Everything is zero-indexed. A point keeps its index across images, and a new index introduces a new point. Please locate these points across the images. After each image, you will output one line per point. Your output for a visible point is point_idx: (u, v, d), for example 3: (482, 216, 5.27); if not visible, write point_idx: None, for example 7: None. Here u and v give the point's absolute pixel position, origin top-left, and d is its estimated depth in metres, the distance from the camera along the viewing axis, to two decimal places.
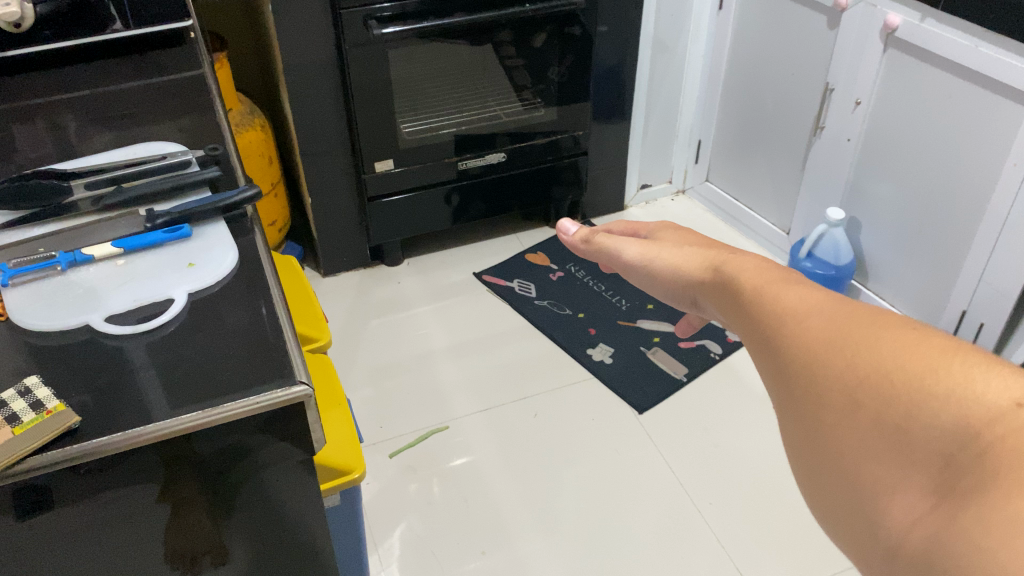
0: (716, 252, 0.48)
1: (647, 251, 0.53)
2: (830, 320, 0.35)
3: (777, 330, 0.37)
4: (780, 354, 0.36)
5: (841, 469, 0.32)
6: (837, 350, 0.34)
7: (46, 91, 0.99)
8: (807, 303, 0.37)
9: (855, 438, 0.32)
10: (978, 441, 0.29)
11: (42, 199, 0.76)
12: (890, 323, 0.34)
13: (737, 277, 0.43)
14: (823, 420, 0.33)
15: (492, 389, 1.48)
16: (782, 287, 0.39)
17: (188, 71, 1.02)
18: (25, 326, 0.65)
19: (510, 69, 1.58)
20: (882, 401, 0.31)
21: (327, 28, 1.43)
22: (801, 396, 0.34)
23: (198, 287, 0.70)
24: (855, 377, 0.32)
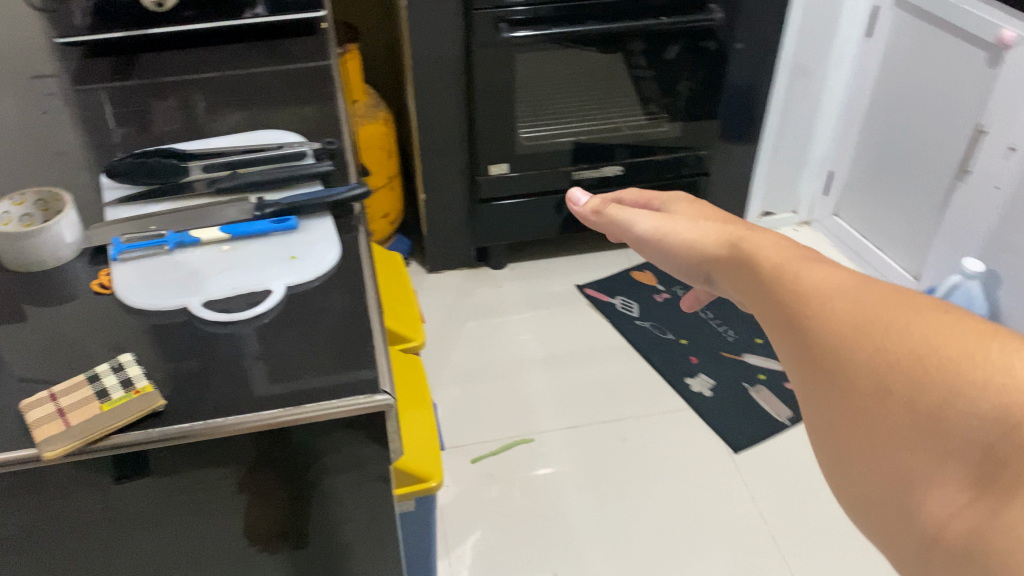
0: (732, 227, 0.45)
1: (662, 225, 0.50)
2: (856, 300, 0.32)
3: (799, 309, 0.34)
4: (800, 336, 0.33)
5: (870, 457, 0.29)
6: (864, 332, 0.30)
7: (180, 70, 1.02)
8: (830, 281, 0.34)
9: (884, 425, 0.29)
10: (1017, 431, 0.25)
11: (162, 177, 0.78)
12: (921, 305, 0.30)
13: (757, 255, 0.40)
14: (846, 406, 0.30)
15: (582, 407, 1.44)
16: (807, 265, 0.36)
17: (315, 61, 1.03)
18: (129, 302, 0.66)
19: (637, 80, 1.54)
20: (914, 385, 0.28)
21: (459, 29, 1.42)
22: (822, 383, 0.32)
23: (297, 281, 0.69)
24: (884, 360, 0.29)
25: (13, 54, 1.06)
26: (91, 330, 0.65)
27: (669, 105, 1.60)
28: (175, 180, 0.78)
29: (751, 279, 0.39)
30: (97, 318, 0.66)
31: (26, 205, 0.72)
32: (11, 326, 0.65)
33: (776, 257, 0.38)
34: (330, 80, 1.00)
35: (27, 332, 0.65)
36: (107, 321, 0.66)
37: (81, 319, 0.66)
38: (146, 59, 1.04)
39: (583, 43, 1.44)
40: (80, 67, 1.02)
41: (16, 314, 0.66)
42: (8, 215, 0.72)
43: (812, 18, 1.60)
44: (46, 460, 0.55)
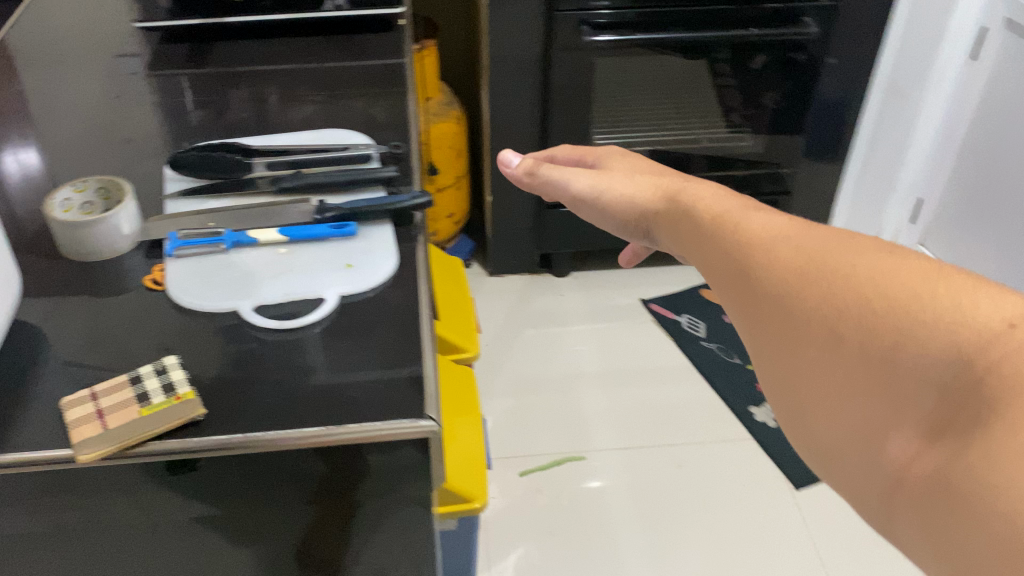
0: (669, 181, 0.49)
1: (598, 181, 0.54)
2: (802, 247, 0.32)
3: (744, 261, 0.34)
4: (748, 288, 0.33)
5: (828, 411, 0.29)
6: (807, 279, 0.30)
7: (253, 60, 1.01)
8: (777, 229, 0.34)
9: (838, 376, 0.28)
10: (975, 368, 0.25)
11: (225, 172, 0.77)
12: (864, 247, 0.30)
13: (699, 211, 0.42)
14: (800, 360, 0.30)
15: (639, 427, 1.39)
16: (758, 218, 0.36)
17: (389, 59, 1.01)
18: (179, 300, 0.65)
19: (720, 88, 1.48)
20: (865, 332, 0.27)
21: (540, 31, 1.38)
22: (772, 336, 0.31)
23: (351, 291, 0.67)
24: (830, 307, 0.29)
25: (93, 36, 1.06)
26: (140, 329, 0.63)
27: (752, 117, 1.54)
28: (238, 176, 0.77)
29: (705, 234, 0.39)
30: (147, 316, 0.64)
31: (88, 193, 0.72)
32: (62, 319, 0.64)
33: (733, 213, 0.38)
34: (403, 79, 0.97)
35: (77, 326, 0.63)
36: (156, 320, 0.64)
37: (131, 316, 0.64)
38: (222, 48, 1.03)
39: (666, 50, 1.38)
40: (156, 53, 1.02)
41: (68, 307, 0.65)
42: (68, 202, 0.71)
43: (915, 36, 1.49)
44: (81, 462, 0.53)
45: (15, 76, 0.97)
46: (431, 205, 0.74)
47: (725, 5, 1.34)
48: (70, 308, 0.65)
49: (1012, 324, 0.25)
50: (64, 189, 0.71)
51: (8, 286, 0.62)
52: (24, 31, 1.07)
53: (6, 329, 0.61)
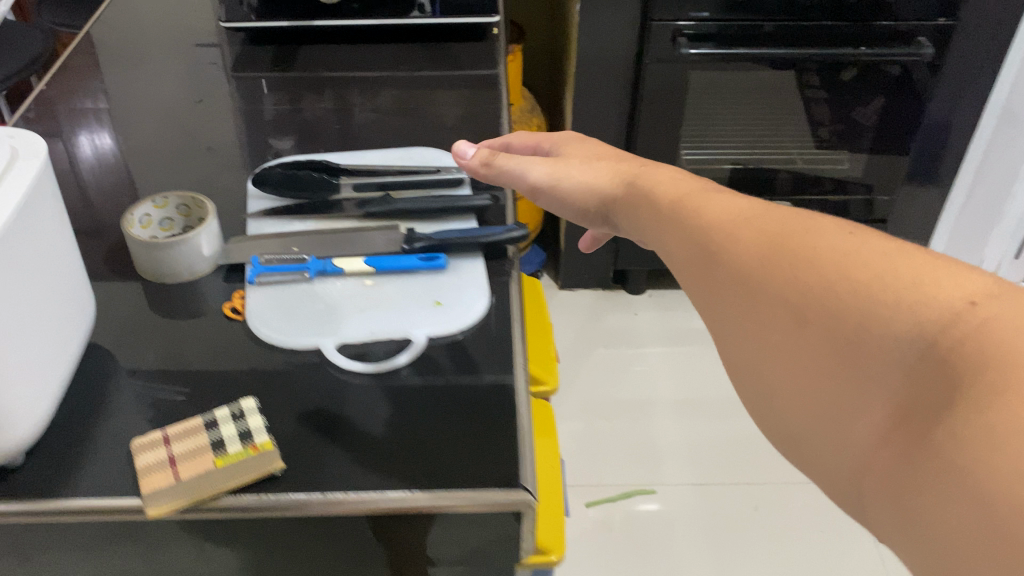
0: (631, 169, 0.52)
1: (556, 169, 0.58)
2: (767, 231, 0.33)
3: (713, 247, 0.36)
4: (718, 271, 0.35)
5: (801, 393, 0.30)
6: (775, 262, 0.32)
7: (339, 65, 0.97)
8: (744, 214, 0.36)
9: (808, 357, 0.30)
10: (937, 348, 0.26)
11: (310, 193, 0.73)
12: (828, 229, 0.32)
13: (663, 197, 0.44)
14: (770, 342, 0.31)
15: (713, 462, 1.32)
16: (727, 204, 0.38)
17: (482, 72, 0.96)
18: (258, 333, 0.61)
19: (809, 101, 1.39)
20: (830, 314, 0.29)
21: (632, 42, 1.31)
22: (744, 321, 0.33)
23: (440, 332, 0.61)
24: (797, 291, 0.30)
25: (180, 32, 1.03)
26: (217, 365, 0.59)
27: (840, 133, 1.45)
28: (324, 198, 0.73)
29: (675, 220, 0.41)
30: (225, 350, 0.60)
31: (168, 208, 0.68)
32: (137, 348, 0.60)
33: (703, 200, 0.40)
34: (496, 95, 0.92)
35: (152, 357, 0.60)
36: (234, 355, 0.60)
37: (208, 350, 0.60)
38: (309, 51, 0.99)
39: (765, 64, 1.30)
40: (242, 54, 0.98)
41: (143, 335, 0.62)
42: (148, 218, 0.68)
43: None
44: (150, 518, 0.50)
45: (101, 74, 0.95)
46: (527, 238, 0.69)
47: (833, 21, 1.26)
48: (145, 337, 0.61)
49: (974, 302, 0.26)
50: (143, 205, 0.67)
51: (82, 312, 0.58)
52: (112, 24, 1.04)
53: (80, 358, 0.57)
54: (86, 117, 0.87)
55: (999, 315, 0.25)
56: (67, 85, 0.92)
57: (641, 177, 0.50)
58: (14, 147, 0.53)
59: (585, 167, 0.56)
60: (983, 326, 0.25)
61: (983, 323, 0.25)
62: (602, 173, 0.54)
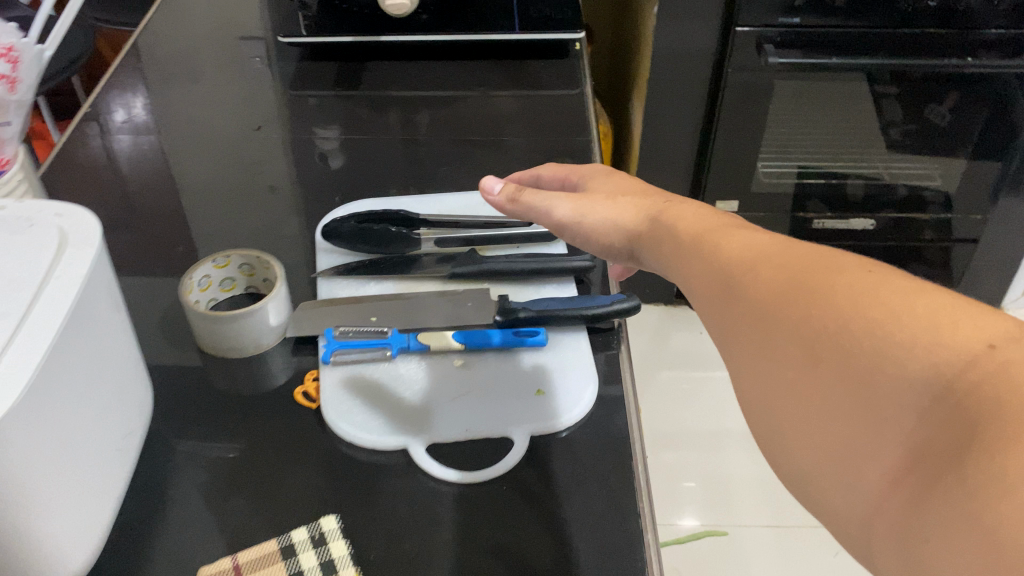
0: (651, 200, 0.46)
1: (579, 203, 0.49)
2: (786, 266, 0.32)
3: (731, 283, 0.34)
4: (733, 307, 0.33)
5: (810, 438, 0.28)
6: (791, 298, 0.30)
7: (409, 86, 0.89)
8: (763, 249, 0.34)
9: (818, 400, 0.28)
10: (954, 390, 0.24)
11: (387, 247, 0.64)
12: (846, 267, 0.30)
13: (675, 225, 0.42)
14: (779, 382, 0.30)
15: (789, 502, 1.23)
16: (745, 240, 0.36)
17: (566, 97, 0.87)
18: (338, 430, 0.52)
19: (879, 97, 1.24)
20: (843, 354, 0.27)
21: (712, 50, 1.21)
22: (755, 359, 0.31)
23: (543, 429, 0.53)
24: (811, 329, 0.29)
25: (232, 46, 0.95)
26: (291, 468, 0.51)
27: (911, 133, 1.30)
28: (402, 253, 0.65)
29: (692, 251, 0.39)
30: (299, 446, 0.52)
31: (230, 268, 0.60)
32: (202, 441, 0.53)
33: (719, 233, 0.39)
34: (584, 124, 0.83)
35: (218, 454, 0.52)
36: (309, 452, 0.52)
37: (280, 445, 0.52)
38: (375, 68, 0.91)
39: (859, 75, 1.19)
40: (302, 72, 0.90)
41: (208, 424, 0.54)
42: (207, 279, 0.60)
43: None
44: None
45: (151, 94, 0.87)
46: (637, 309, 0.60)
47: (935, 27, 1.13)
48: (210, 426, 0.54)
49: (993, 346, 0.24)
50: (204, 265, 0.59)
51: (140, 408, 0.51)
52: (160, 34, 0.97)
53: (137, 461, 0.50)
54: (137, 147, 0.80)
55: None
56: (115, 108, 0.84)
57: (664, 212, 0.44)
58: (63, 227, 0.45)
59: (606, 200, 0.48)
60: (1002, 369, 0.24)
61: (1002, 367, 0.24)
62: (627, 209, 0.46)
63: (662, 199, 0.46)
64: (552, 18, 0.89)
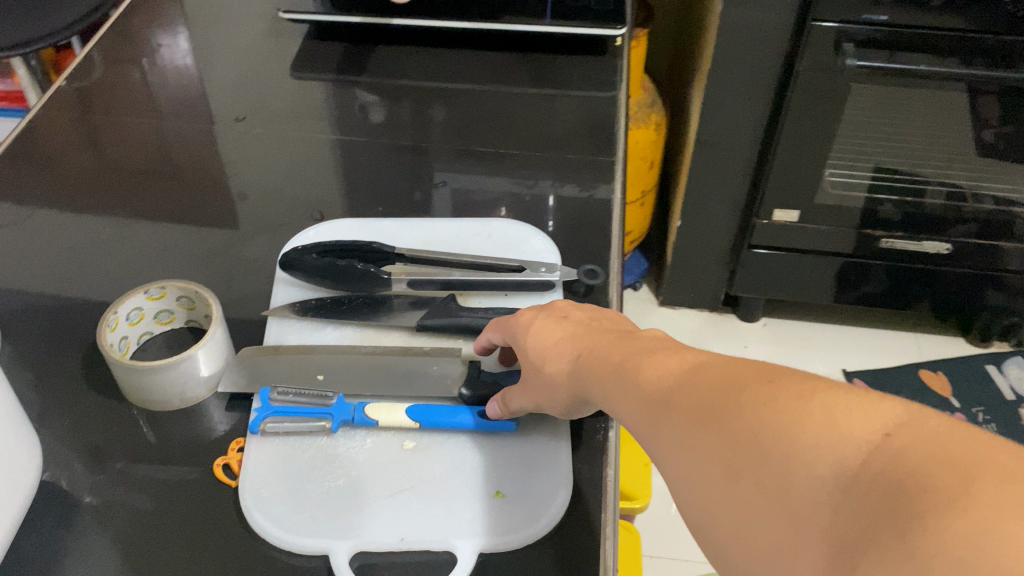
0: (570, 344, 0.40)
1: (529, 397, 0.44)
2: (692, 378, 0.31)
3: (651, 402, 0.32)
4: (651, 424, 0.31)
5: (744, 553, 0.26)
6: (701, 415, 0.29)
7: (424, 75, 0.79)
8: (667, 362, 0.33)
9: (745, 515, 0.26)
10: (862, 482, 0.23)
11: (354, 284, 0.56)
12: (749, 372, 0.29)
13: (603, 337, 0.39)
14: (706, 499, 0.28)
15: None
16: (657, 347, 0.35)
17: (598, 103, 0.76)
18: (256, 523, 0.44)
19: (976, 95, 1.03)
20: (758, 464, 0.26)
21: (781, 44, 1.06)
22: (678, 475, 0.29)
23: (495, 543, 0.44)
24: (725, 441, 0.27)
25: (241, 21, 0.88)
26: (190, 563, 0.43)
27: (1008, 138, 1.09)
28: (369, 291, 0.56)
29: (601, 362, 0.37)
30: (204, 531, 0.45)
31: (166, 300, 0.52)
32: (101, 513, 0.46)
33: (634, 338, 0.37)
34: (610, 138, 0.72)
35: (114, 533, 0.45)
36: (215, 542, 0.44)
37: (185, 529, 0.45)
38: (386, 53, 0.81)
39: (955, 84, 1.01)
40: (306, 52, 0.82)
41: (113, 493, 0.47)
42: (139, 312, 0.51)
43: None
44: None
45: (145, 74, 0.80)
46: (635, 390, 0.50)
47: None
48: (114, 493, 0.47)
49: (887, 432, 0.23)
50: (135, 297, 0.50)
51: (18, 472, 0.43)
52: (170, 4, 0.90)
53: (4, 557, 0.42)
54: (115, 137, 0.73)
55: (915, 443, 0.23)
56: (104, 91, 0.78)
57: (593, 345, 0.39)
58: None
59: (540, 379, 0.42)
60: (901, 454, 0.23)
61: (901, 451, 0.23)
62: (563, 384, 0.40)
63: (584, 348, 0.39)
64: (589, 9, 0.78)
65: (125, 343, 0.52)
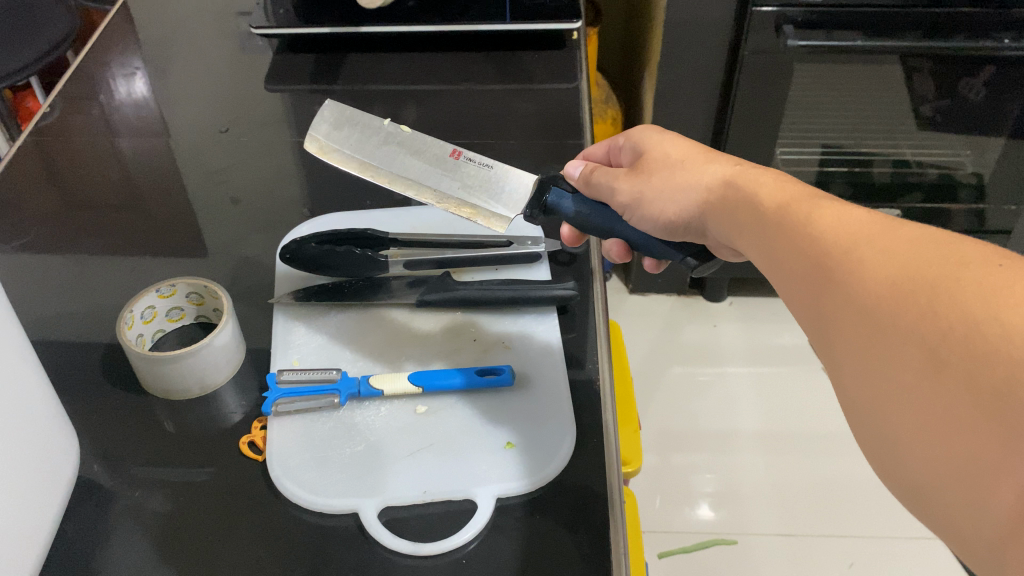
0: (721, 164, 0.47)
1: (639, 186, 0.50)
2: (903, 252, 0.31)
3: (837, 268, 0.33)
4: (838, 295, 0.32)
5: (931, 442, 0.27)
6: (909, 296, 0.29)
7: (394, 79, 0.83)
8: (869, 227, 0.33)
9: (942, 409, 0.27)
10: None
11: (352, 271, 0.59)
12: (974, 261, 0.28)
13: (753, 187, 0.42)
14: (898, 383, 0.28)
15: (802, 508, 1.15)
16: (828, 202, 0.37)
17: (560, 94, 0.81)
18: (285, 491, 0.48)
19: (911, 70, 1.10)
20: (969, 357, 0.26)
21: (725, 32, 1.10)
22: (868, 355, 0.30)
23: (511, 490, 0.47)
24: (937, 328, 0.27)
25: (211, 41, 0.91)
26: (227, 537, 0.46)
27: (944, 109, 1.16)
28: (368, 275, 0.60)
29: (785, 230, 0.38)
30: (237, 504, 0.48)
31: (177, 297, 0.55)
32: (132, 498, 0.48)
33: (822, 205, 0.37)
34: (577, 125, 0.77)
35: (149, 514, 0.47)
36: (248, 512, 0.47)
37: (217, 507, 0.47)
38: (356, 62, 0.85)
39: (889, 57, 1.07)
40: (279, 66, 0.86)
41: (144, 479, 0.49)
42: (152, 310, 0.54)
43: None
44: None
45: (123, 97, 0.82)
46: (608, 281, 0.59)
47: (968, 7, 1.01)
48: (143, 479, 0.49)
49: None
50: (148, 296, 0.53)
51: (54, 468, 0.45)
52: (137, 30, 0.92)
53: (46, 543, 0.44)
54: (101, 158, 0.75)
55: None
56: (82, 114, 0.80)
57: (771, 206, 0.40)
58: None
59: (681, 171, 0.48)
60: None
61: None
62: (704, 183, 0.46)
63: (758, 192, 0.41)
64: (545, 6, 0.83)
65: (141, 341, 0.55)
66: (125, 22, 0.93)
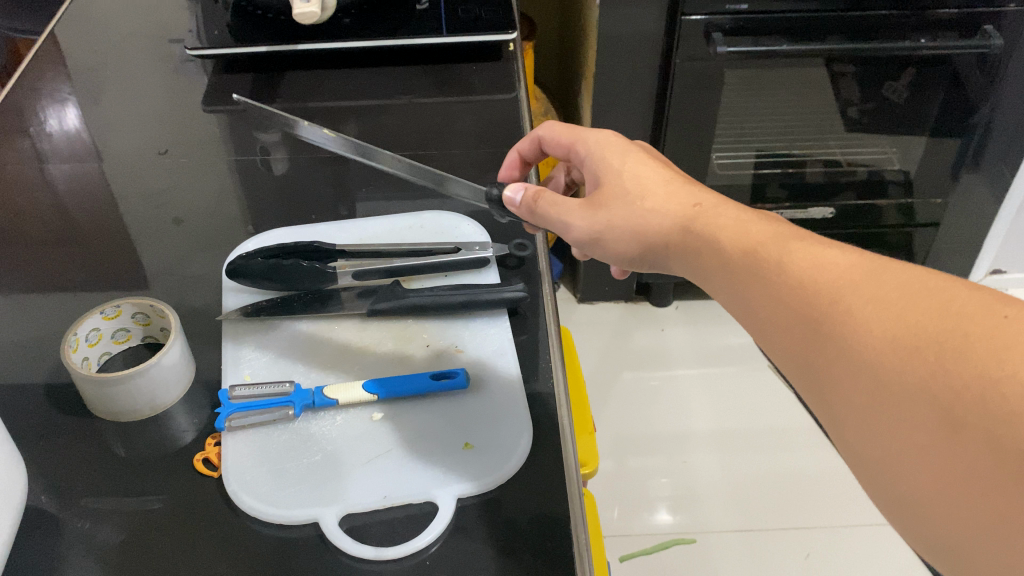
0: (684, 194, 0.47)
1: (597, 222, 0.50)
2: (901, 304, 0.32)
3: (828, 321, 0.34)
4: (834, 347, 0.33)
5: (956, 498, 0.28)
6: (914, 352, 0.30)
7: (333, 96, 0.83)
8: (857, 276, 0.34)
9: (962, 470, 0.28)
10: None
11: (300, 283, 0.60)
12: (975, 312, 0.30)
13: (717, 225, 0.43)
14: (912, 440, 0.30)
15: (757, 504, 1.17)
16: (802, 241, 0.38)
17: (498, 104, 0.82)
18: (243, 507, 0.47)
19: (836, 76, 1.15)
20: (990, 417, 0.27)
21: (657, 42, 1.13)
22: (874, 409, 0.31)
23: (470, 488, 0.48)
24: (948, 386, 0.29)
25: (145, 65, 0.90)
26: (186, 556, 0.45)
27: (870, 111, 1.21)
28: (317, 288, 0.60)
29: (762, 277, 0.38)
30: (194, 522, 0.47)
31: (122, 318, 0.54)
32: (83, 525, 0.47)
33: (799, 248, 0.38)
34: (518, 132, 0.78)
35: (101, 539, 0.46)
36: (206, 530, 0.46)
37: (174, 525, 0.47)
38: (294, 80, 0.85)
39: (814, 61, 1.11)
40: (217, 87, 0.85)
41: (96, 503, 0.48)
42: (97, 333, 0.54)
43: None
44: None
45: (55, 125, 0.81)
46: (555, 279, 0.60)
47: (888, 9, 1.05)
48: (94, 505, 0.48)
49: None
50: (92, 318, 0.52)
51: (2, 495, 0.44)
52: (67, 57, 0.90)
53: None
54: (36, 188, 0.74)
55: None
56: (11, 145, 0.78)
57: (738, 249, 0.41)
58: None
59: (640, 208, 0.48)
60: None
61: None
62: (665, 224, 0.46)
63: (722, 234, 0.42)
64: (481, 19, 0.85)
65: (87, 364, 0.54)
66: (55, 50, 0.92)
